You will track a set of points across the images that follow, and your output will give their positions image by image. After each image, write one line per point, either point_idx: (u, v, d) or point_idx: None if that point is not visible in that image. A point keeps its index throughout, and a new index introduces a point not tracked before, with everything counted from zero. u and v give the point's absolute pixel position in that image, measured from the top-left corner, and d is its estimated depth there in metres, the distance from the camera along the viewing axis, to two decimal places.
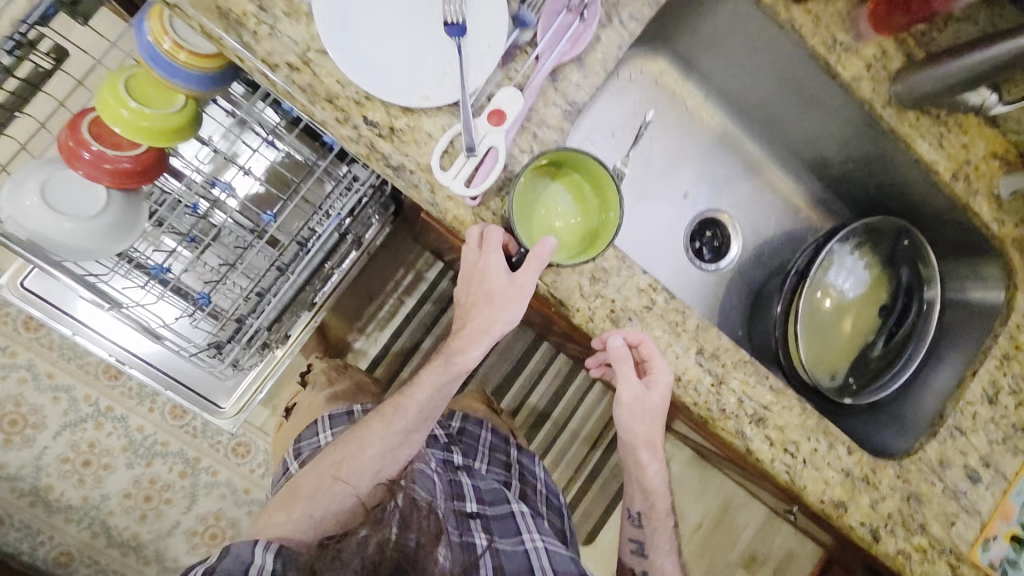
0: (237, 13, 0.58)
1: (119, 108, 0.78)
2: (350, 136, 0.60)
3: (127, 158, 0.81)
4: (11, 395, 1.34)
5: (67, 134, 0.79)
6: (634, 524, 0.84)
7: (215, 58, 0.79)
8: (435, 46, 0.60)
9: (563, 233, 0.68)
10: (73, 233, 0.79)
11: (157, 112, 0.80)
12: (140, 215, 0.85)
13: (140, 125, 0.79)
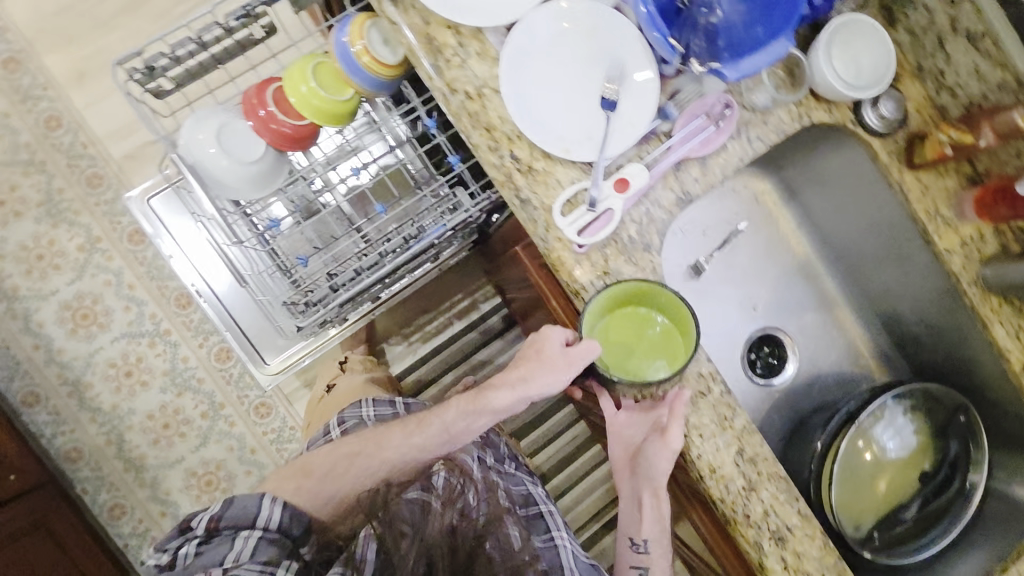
0: (439, 42, 0.68)
1: (300, 85, 0.92)
2: (495, 163, 0.69)
3: (289, 125, 0.93)
4: (93, 291, 1.46)
5: (253, 91, 0.93)
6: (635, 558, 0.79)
7: (391, 68, 0.91)
8: (589, 112, 0.69)
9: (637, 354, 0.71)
10: (225, 171, 0.91)
11: (328, 97, 0.93)
12: (280, 174, 0.97)
13: (310, 103, 0.92)
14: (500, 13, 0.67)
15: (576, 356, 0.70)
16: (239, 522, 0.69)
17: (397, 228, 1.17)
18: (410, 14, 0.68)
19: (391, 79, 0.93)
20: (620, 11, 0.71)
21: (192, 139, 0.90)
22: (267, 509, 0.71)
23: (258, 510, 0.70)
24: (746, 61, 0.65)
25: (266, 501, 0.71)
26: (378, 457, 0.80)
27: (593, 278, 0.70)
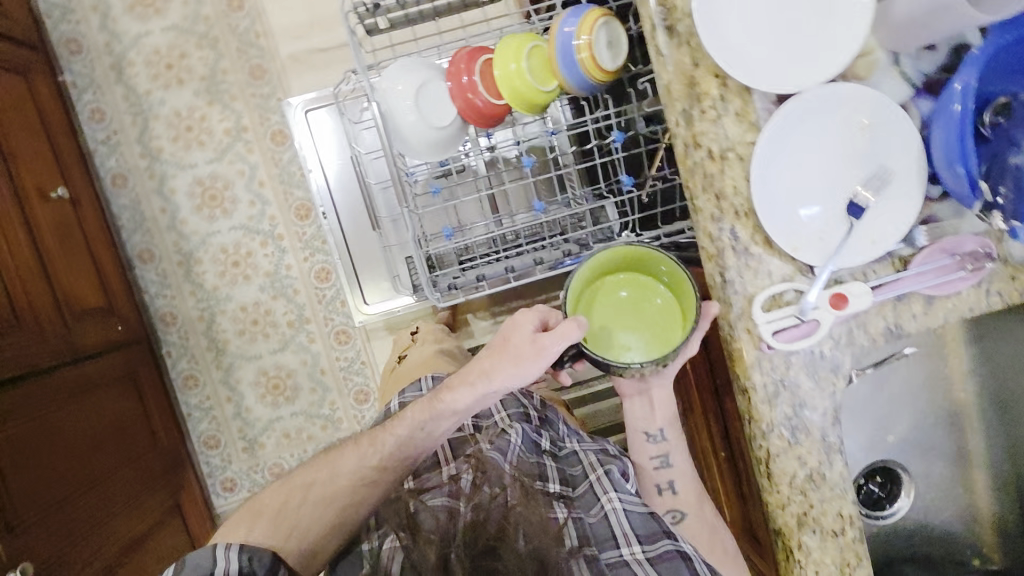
0: (702, 89, 0.62)
1: (510, 62, 0.87)
2: (711, 233, 0.64)
3: (483, 99, 0.89)
4: (227, 177, 1.49)
5: (462, 54, 0.89)
6: (665, 495, 0.90)
7: (607, 73, 0.85)
8: (831, 213, 0.63)
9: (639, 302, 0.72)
10: (410, 127, 0.88)
11: (531, 82, 0.87)
12: (457, 144, 0.93)
13: (512, 84, 0.88)
14: (782, 80, 0.60)
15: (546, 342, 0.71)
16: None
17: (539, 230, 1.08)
18: (683, 48, 0.62)
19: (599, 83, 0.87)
20: (907, 112, 0.63)
21: (389, 88, 0.87)
22: (224, 558, 0.69)
23: (214, 565, 0.69)
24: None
25: (220, 551, 0.70)
26: (337, 480, 0.81)
27: (767, 382, 0.66)
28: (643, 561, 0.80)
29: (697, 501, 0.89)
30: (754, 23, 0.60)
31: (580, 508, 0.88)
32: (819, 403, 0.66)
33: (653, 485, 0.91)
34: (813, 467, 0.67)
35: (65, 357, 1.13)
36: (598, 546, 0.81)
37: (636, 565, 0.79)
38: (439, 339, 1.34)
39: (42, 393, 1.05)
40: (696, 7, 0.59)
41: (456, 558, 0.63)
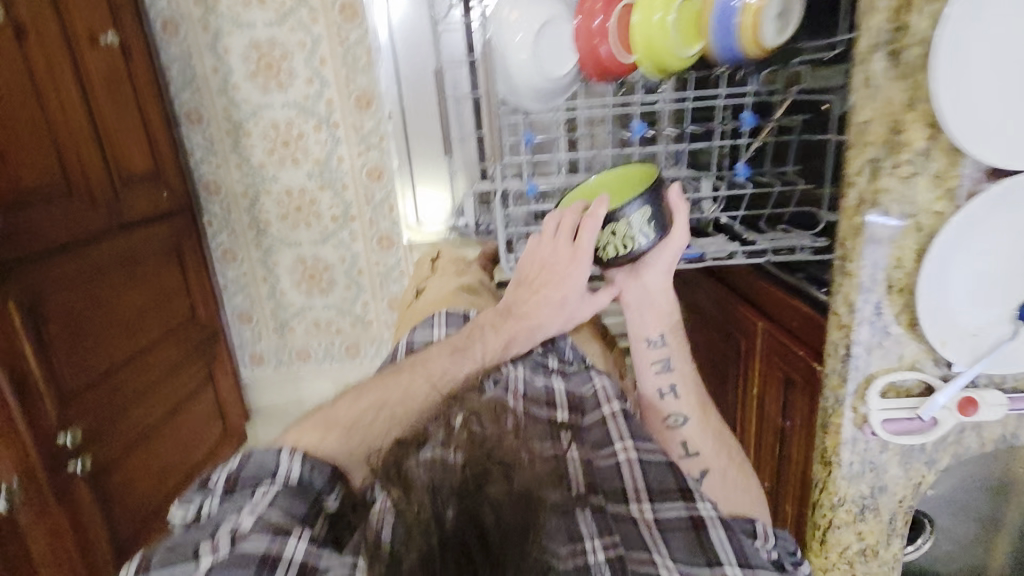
0: (907, 139, 0.50)
1: (653, 11, 0.72)
2: (853, 304, 0.56)
3: (608, 47, 0.75)
4: (286, 46, 1.34)
5: None
6: (669, 399, 0.81)
7: (763, 49, 0.66)
8: (1000, 311, 0.54)
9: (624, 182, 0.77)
10: (516, 62, 0.75)
11: (671, 40, 0.72)
12: (554, 101, 0.79)
13: (649, 36, 0.72)
14: (1010, 151, 0.48)
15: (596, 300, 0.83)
16: (259, 476, 0.59)
17: None
18: (902, 82, 0.49)
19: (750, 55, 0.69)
20: None
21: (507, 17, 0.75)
22: (287, 462, 0.60)
23: (278, 466, 0.59)
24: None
25: (285, 455, 0.60)
26: None
27: (853, 460, 0.62)
28: (654, 525, 0.64)
29: (701, 404, 0.80)
30: (1008, 70, 0.46)
31: (592, 452, 0.72)
32: (900, 490, 0.64)
33: (654, 389, 0.82)
34: (869, 542, 0.66)
35: (114, 224, 1.09)
36: (605, 494, 0.67)
37: (644, 525, 0.64)
38: (461, 266, 1.12)
39: (93, 262, 1.03)
40: (946, 31, 0.45)
41: (449, 509, 0.49)
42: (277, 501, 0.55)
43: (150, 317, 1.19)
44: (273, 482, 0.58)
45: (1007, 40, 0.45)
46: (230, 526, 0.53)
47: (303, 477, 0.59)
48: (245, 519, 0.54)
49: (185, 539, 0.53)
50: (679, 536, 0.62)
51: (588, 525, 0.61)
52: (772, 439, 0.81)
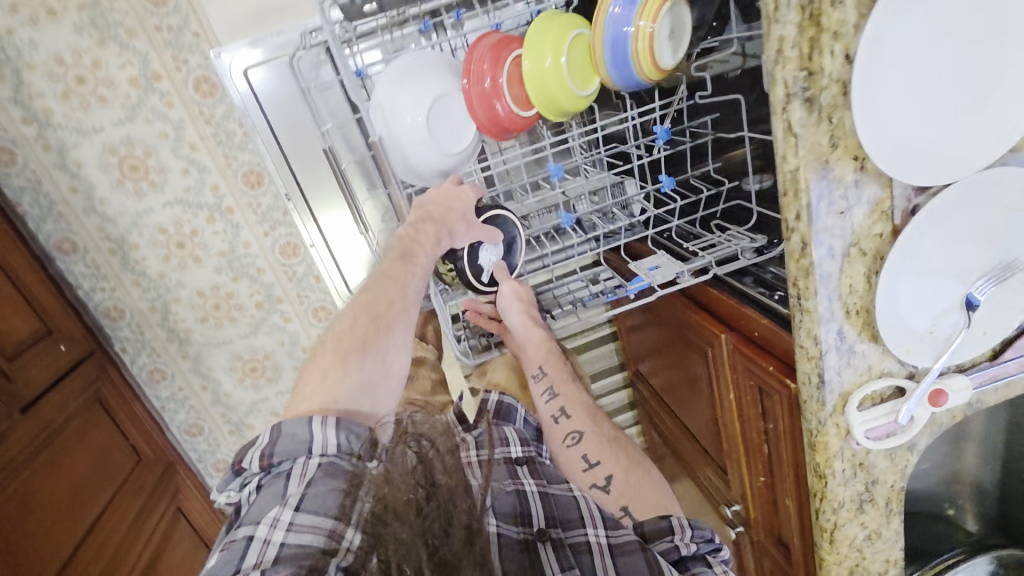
0: (834, 176, 0.50)
1: (545, 55, 0.67)
2: (818, 337, 0.56)
3: (503, 102, 0.70)
4: (147, 141, 1.18)
5: (486, 52, 0.69)
6: (562, 423, 0.79)
7: (660, 74, 0.65)
8: (947, 306, 0.56)
9: (536, 86, 0.69)
10: (414, 138, 0.70)
11: (562, 77, 0.68)
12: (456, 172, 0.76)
13: (539, 73, 0.68)
14: (949, 170, 0.49)
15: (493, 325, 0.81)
16: (295, 452, 0.59)
17: (570, 233, 0.90)
18: (820, 129, 0.48)
19: (648, 75, 0.66)
20: None
21: (394, 100, 0.69)
22: (320, 432, 0.59)
23: (312, 437, 0.59)
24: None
25: (318, 425, 0.59)
26: None
27: (847, 466, 0.64)
28: (608, 551, 0.62)
29: (592, 419, 0.80)
30: (921, 92, 0.46)
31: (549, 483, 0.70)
32: (890, 478, 0.66)
33: (548, 415, 0.80)
34: (871, 528, 0.69)
35: (12, 413, 1.04)
36: (563, 525, 0.65)
37: (599, 552, 0.61)
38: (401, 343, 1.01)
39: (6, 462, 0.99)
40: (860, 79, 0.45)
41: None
42: (315, 490, 0.56)
43: (75, 492, 1.12)
44: (310, 455, 0.59)
45: (906, 74, 0.46)
46: (272, 521, 0.54)
47: (339, 446, 0.59)
48: (286, 513, 0.55)
49: (232, 544, 0.54)
50: (630, 557, 0.61)
51: (544, 557, 0.60)
52: (759, 437, 0.81)
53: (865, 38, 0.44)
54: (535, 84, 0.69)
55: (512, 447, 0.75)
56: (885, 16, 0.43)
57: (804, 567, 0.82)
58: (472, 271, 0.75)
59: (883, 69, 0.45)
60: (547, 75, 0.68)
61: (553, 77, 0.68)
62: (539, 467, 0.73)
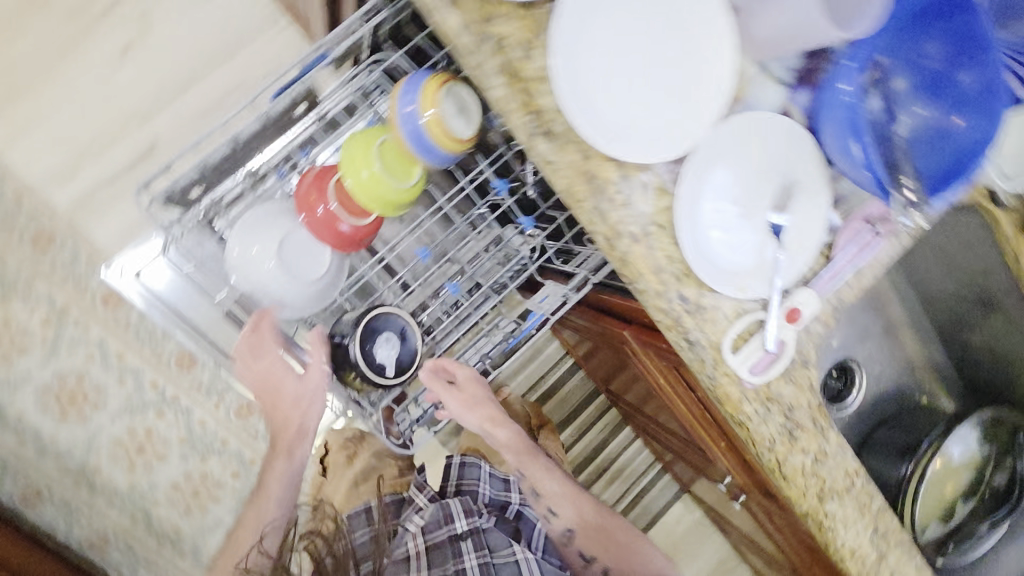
0: (601, 179, 0.57)
1: (361, 168, 0.76)
2: (663, 308, 0.62)
3: (346, 222, 0.79)
4: (76, 369, 1.23)
5: (313, 186, 0.79)
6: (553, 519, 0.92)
7: (461, 144, 0.74)
8: (757, 241, 0.62)
9: (364, 195, 0.77)
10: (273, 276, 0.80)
11: (381, 179, 0.76)
12: (324, 296, 0.85)
13: (361, 184, 0.76)
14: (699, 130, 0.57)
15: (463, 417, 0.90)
16: None
17: (466, 296, 0.97)
18: (568, 148, 0.56)
19: (456, 151, 0.76)
20: (789, 114, 0.62)
21: (247, 254, 0.79)
22: None
23: None
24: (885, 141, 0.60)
25: None
26: None
27: (757, 405, 0.68)
28: None
29: (577, 511, 0.92)
30: (644, 104, 0.55)
31: (490, 554, 0.80)
32: (803, 401, 0.70)
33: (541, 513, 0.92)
34: (815, 450, 0.72)
35: None
36: None
37: None
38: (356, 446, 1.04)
39: None
40: (598, 141, 0.54)
41: None
42: None
43: None
44: None
45: (606, 74, 0.54)
46: None
47: None
48: None
49: None
50: None
51: None
52: (697, 406, 0.86)
53: (579, 126, 0.54)
54: (361, 194, 0.77)
55: (456, 522, 0.82)
56: (567, 75, 0.52)
57: (792, 511, 0.84)
58: (376, 370, 0.83)
59: (607, 121, 0.54)
60: (367, 182, 0.76)
61: (373, 183, 0.76)
62: (484, 537, 0.82)
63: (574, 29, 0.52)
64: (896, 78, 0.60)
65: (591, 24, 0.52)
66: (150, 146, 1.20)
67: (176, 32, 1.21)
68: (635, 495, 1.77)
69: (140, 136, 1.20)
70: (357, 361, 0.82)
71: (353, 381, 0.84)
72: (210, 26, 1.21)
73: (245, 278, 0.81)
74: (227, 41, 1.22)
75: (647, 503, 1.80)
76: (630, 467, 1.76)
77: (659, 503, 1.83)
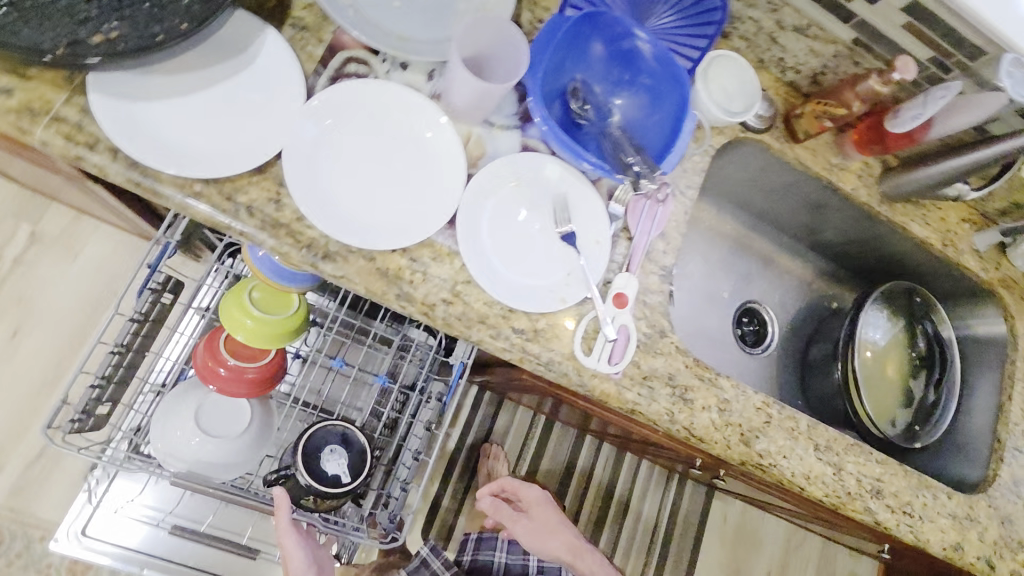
0: (393, 269, 0.64)
1: (244, 318, 0.81)
2: (505, 347, 0.67)
3: (251, 367, 0.85)
4: None
5: (206, 352, 0.85)
6: None
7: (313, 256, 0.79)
8: (557, 256, 0.70)
9: (256, 338, 0.82)
10: (203, 447, 0.85)
11: (265, 318, 0.81)
12: (257, 449, 0.90)
13: (251, 330, 0.81)
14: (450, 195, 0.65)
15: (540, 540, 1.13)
16: None
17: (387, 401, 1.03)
18: (352, 259, 0.63)
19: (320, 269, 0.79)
20: (530, 147, 0.71)
21: (172, 438, 0.85)
22: None
23: None
24: (596, 134, 0.71)
25: None
26: None
27: (639, 388, 0.72)
28: None
29: None
30: (391, 198, 0.64)
31: None
32: (679, 364, 0.75)
33: None
34: (716, 402, 0.76)
35: None
36: None
37: None
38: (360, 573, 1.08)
39: None
40: (365, 243, 0.62)
41: None
42: None
43: None
44: None
45: (348, 191, 0.62)
46: None
47: None
48: None
49: None
50: None
51: None
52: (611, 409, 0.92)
53: (357, 245, 0.62)
54: (254, 338, 0.81)
55: None
56: (313, 207, 0.61)
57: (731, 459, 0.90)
58: (328, 483, 0.88)
59: (367, 226, 0.63)
60: (254, 326, 0.81)
61: (259, 326, 0.81)
62: None
63: (305, 182, 0.61)
64: (581, 84, 0.70)
65: (318, 170, 0.61)
66: None
67: (56, 298, 1.29)
68: (668, 514, 1.75)
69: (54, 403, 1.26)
70: (308, 482, 0.87)
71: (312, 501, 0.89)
72: (83, 280, 1.31)
73: (177, 459, 0.86)
74: (102, 287, 1.31)
75: (685, 517, 1.77)
76: (649, 490, 1.74)
77: (697, 510, 1.79)
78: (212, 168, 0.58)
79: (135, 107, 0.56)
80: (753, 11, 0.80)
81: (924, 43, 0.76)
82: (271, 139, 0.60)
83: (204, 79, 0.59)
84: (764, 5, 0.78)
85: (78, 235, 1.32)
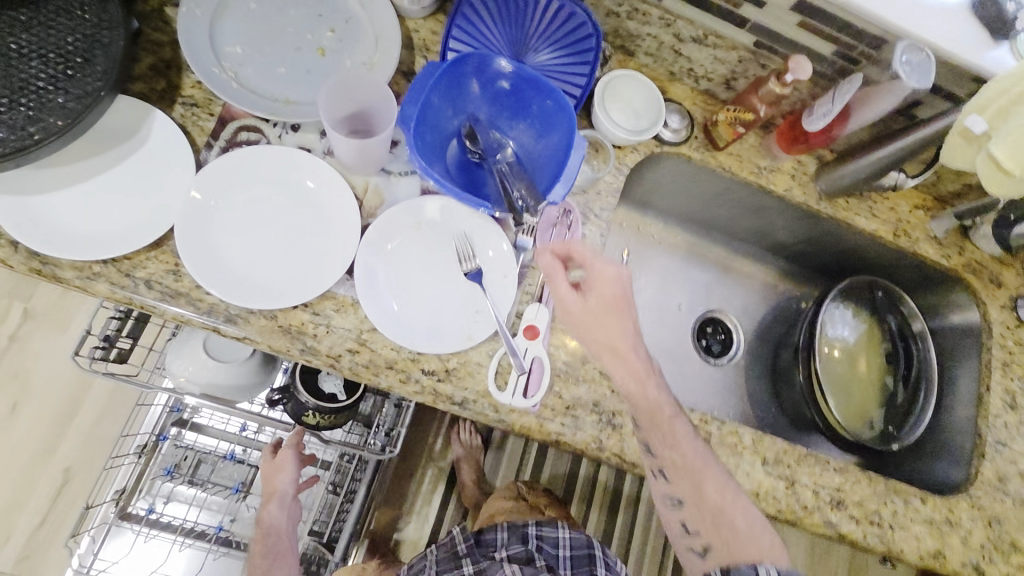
0: (295, 324, 0.66)
1: None
2: (416, 390, 0.67)
3: None
4: None
5: None
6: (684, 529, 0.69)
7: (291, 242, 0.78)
8: (462, 295, 0.70)
9: None
10: (221, 371, 0.91)
11: None
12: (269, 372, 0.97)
13: None
14: (345, 246, 0.67)
15: (607, 328, 0.63)
16: None
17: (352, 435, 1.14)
18: (254, 319, 0.65)
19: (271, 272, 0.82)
20: (429, 191, 0.72)
21: (187, 369, 0.91)
22: None
23: None
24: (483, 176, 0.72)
25: None
26: None
27: (562, 419, 0.71)
28: None
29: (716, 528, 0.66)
30: (287, 255, 0.66)
31: None
32: (604, 390, 0.74)
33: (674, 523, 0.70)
34: None
35: None
36: None
37: None
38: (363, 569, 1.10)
39: None
40: (261, 303, 0.63)
41: None
42: None
43: None
44: None
45: (244, 254, 0.65)
46: None
47: None
48: None
49: None
50: None
51: None
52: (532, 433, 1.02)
53: (253, 305, 0.64)
54: None
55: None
56: (206, 273, 0.63)
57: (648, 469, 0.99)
58: (325, 398, 0.99)
59: (264, 286, 0.65)
60: None
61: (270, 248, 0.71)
62: None
63: (198, 252, 0.63)
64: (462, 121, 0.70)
65: (212, 239, 0.64)
66: (67, 473, 1.33)
67: (51, 369, 1.37)
68: None
69: (54, 468, 1.33)
70: (306, 398, 0.98)
71: (313, 418, 1.00)
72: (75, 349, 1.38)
73: (197, 384, 0.91)
74: None
75: None
76: None
77: None
78: (100, 249, 0.60)
79: (26, 201, 0.60)
80: (649, 28, 0.79)
81: (824, 39, 0.74)
82: (161, 216, 0.63)
83: (89, 167, 0.63)
84: (657, 21, 0.78)
85: (70, 307, 1.40)
